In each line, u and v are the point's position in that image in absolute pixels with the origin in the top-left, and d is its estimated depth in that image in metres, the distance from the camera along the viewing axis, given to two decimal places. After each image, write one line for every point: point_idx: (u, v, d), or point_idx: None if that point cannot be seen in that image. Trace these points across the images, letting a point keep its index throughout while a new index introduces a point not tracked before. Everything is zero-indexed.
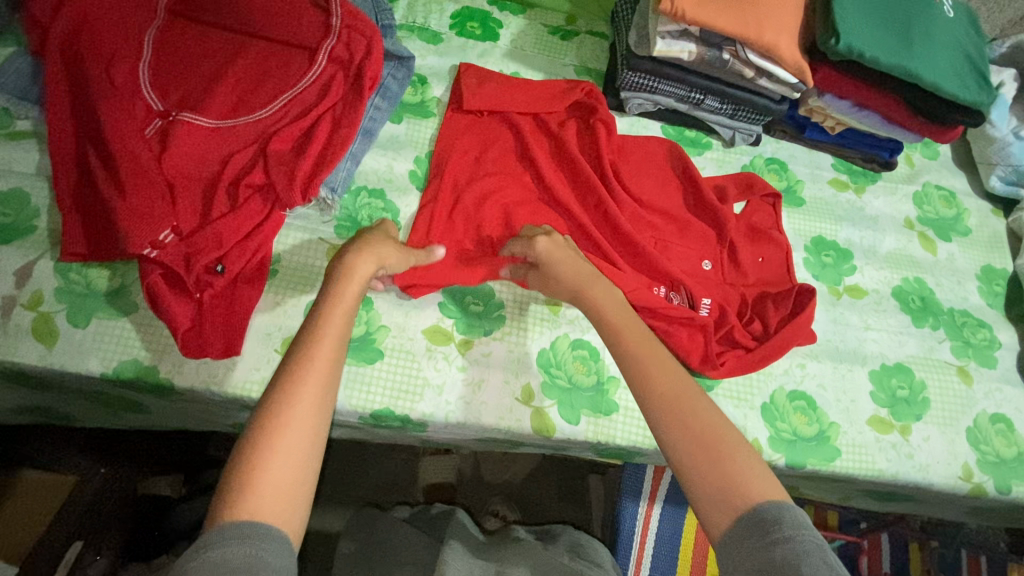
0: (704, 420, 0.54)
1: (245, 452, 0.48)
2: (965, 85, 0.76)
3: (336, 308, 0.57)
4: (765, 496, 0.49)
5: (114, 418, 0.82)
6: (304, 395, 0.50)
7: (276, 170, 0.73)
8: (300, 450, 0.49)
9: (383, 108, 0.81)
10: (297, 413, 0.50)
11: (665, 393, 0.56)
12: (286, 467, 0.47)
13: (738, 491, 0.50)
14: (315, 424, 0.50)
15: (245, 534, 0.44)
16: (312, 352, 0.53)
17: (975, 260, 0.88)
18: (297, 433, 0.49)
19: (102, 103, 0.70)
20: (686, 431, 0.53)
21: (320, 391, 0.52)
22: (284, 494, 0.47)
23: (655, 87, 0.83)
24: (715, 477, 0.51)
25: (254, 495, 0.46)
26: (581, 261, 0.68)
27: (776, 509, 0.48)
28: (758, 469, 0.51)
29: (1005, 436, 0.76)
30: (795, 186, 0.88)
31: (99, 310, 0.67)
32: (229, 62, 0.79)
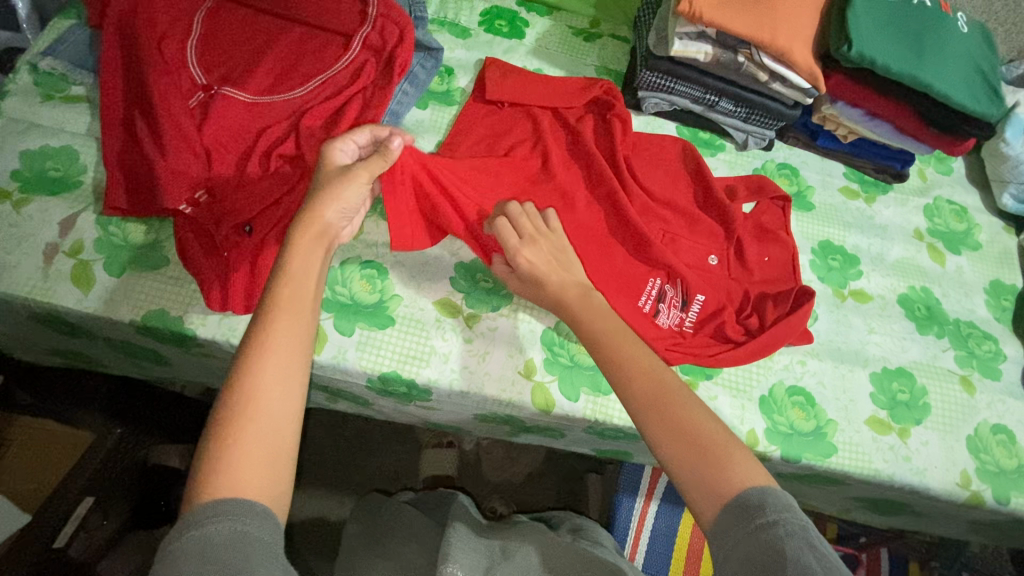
0: (687, 414, 0.54)
1: (215, 436, 0.47)
2: (976, 97, 0.78)
3: (291, 280, 0.55)
4: (750, 482, 0.49)
5: (138, 367, 0.86)
6: (272, 365, 0.50)
7: (307, 144, 0.77)
8: (278, 417, 0.48)
9: (411, 93, 0.85)
10: (267, 381, 0.49)
11: (650, 386, 0.56)
12: (264, 438, 0.47)
13: (721, 480, 0.50)
14: (288, 394, 0.49)
15: (229, 506, 0.43)
16: (271, 327, 0.51)
17: (984, 275, 0.89)
18: (273, 403, 0.48)
19: (152, 75, 0.75)
20: (669, 425, 0.53)
21: (288, 359, 0.51)
22: (260, 471, 0.46)
23: (672, 87, 0.86)
24: (699, 468, 0.51)
25: (234, 468, 0.45)
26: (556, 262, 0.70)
27: (760, 493, 0.48)
28: (741, 454, 0.51)
29: (1006, 447, 0.76)
30: (805, 191, 0.90)
31: (133, 262, 0.71)
32: (270, 44, 0.84)
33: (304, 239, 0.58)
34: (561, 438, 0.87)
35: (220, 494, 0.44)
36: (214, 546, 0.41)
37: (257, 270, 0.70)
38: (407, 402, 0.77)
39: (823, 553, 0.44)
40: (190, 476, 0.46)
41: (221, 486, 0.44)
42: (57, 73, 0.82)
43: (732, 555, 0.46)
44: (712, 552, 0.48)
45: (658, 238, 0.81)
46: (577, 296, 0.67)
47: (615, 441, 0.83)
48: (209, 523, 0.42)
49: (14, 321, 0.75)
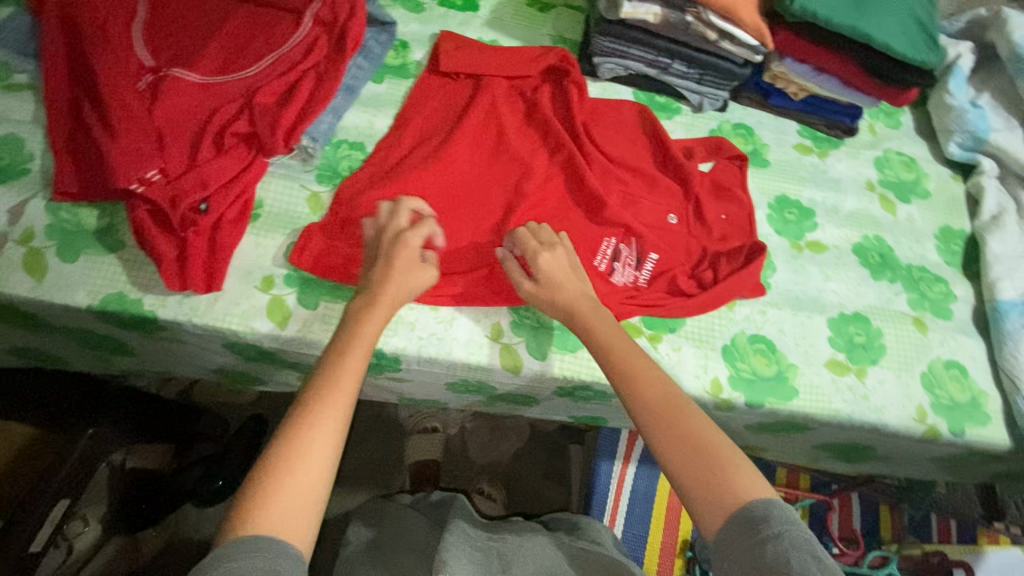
0: (697, 430, 0.55)
1: (263, 472, 0.51)
2: (915, 46, 0.80)
3: (359, 341, 0.60)
4: (754, 493, 0.51)
5: (105, 360, 0.85)
6: (327, 412, 0.54)
7: (261, 120, 0.76)
8: (320, 462, 0.52)
9: (365, 68, 0.85)
10: (321, 427, 0.53)
11: (660, 401, 0.58)
12: (308, 478, 0.51)
13: (725, 491, 0.52)
14: (329, 448, 0.53)
15: (262, 542, 0.46)
16: (331, 379, 0.56)
17: (934, 222, 0.92)
18: (312, 455, 0.52)
19: (96, 57, 0.74)
20: (677, 443, 0.55)
21: (333, 415, 0.54)
22: (297, 510, 0.49)
23: (626, 51, 0.87)
24: (705, 484, 0.52)
25: (267, 512, 0.48)
26: (576, 280, 0.69)
27: (764, 506, 0.49)
28: (744, 467, 0.53)
29: (959, 381, 0.80)
30: (760, 149, 0.92)
31: (87, 247, 0.70)
32: (219, 24, 0.83)
33: (375, 307, 0.63)
34: (536, 406, 0.88)
35: (256, 528, 0.47)
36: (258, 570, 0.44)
37: (216, 248, 0.69)
38: (377, 374, 0.77)
39: (825, 563, 0.46)
40: (235, 508, 0.50)
41: (253, 526, 0.47)
42: None
43: (738, 565, 0.48)
44: (714, 557, 0.51)
45: (614, 199, 0.82)
46: (588, 308, 0.67)
47: (589, 404, 0.85)
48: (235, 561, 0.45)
49: None
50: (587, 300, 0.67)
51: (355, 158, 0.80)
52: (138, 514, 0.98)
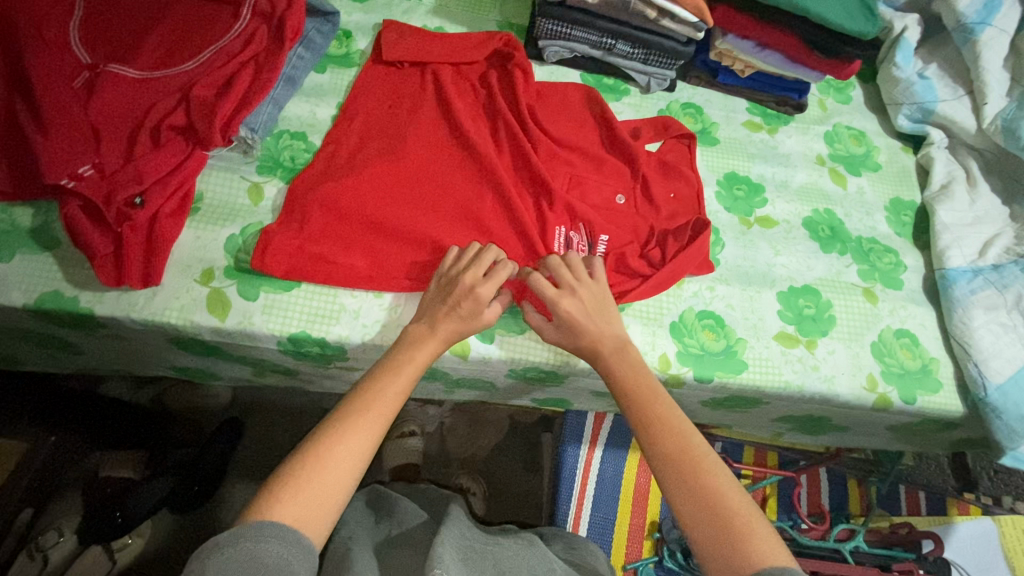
0: (712, 477, 0.54)
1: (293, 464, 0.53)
2: (852, 16, 0.81)
3: (411, 359, 0.63)
4: (770, 559, 0.49)
5: (56, 361, 0.85)
6: (363, 421, 0.56)
7: (198, 112, 0.75)
8: (346, 468, 0.53)
9: (307, 58, 0.85)
10: (356, 434, 0.55)
11: (677, 451, 0.56)
12: (333, 481, 0.52)
13: (739, 549, 0.50)
14: (355, 463, 0.54)
15: (273, 529, 0.47)
16: (378, 392, 0.59)
17: (884, 194, 0.92)
18: (340, 463, 0.53)
19: (27, 54, 0.73)
20: (694, 488, 0.54)
21: (370, 431, 0.56)
22: (316, 508, 0.51)
23: (569, 34, 0.87)
24: (717, 532, 0.51)
25: (287, 507, 0.50)
26: (601, 317, 0.68)
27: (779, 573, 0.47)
28: (763, 532, 0.51)
29: (909, 349, 0.80)
30: (709, 127, 0.92)
31: (23, 246, 0.69)
32: (158, 19, 0.82)
33: (433, 334, 0.65)
34: (494, 393, 0.88)
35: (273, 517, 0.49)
36: (263, 567, 0.45)
37: (153, 242, 0.69)
38: (327, 364, 0.77)
39: None
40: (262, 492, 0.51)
41: (271, 512, 0.49)
42: None
43: None
44: None
45: (561, 183, 0.82)
46: (611, 349, 0.66)
47: (545, 388, 0.85)
48: (243, 541, 0.46)
49: None
50: (611, 332, 0.67)
51: (298, 148, 0.80)
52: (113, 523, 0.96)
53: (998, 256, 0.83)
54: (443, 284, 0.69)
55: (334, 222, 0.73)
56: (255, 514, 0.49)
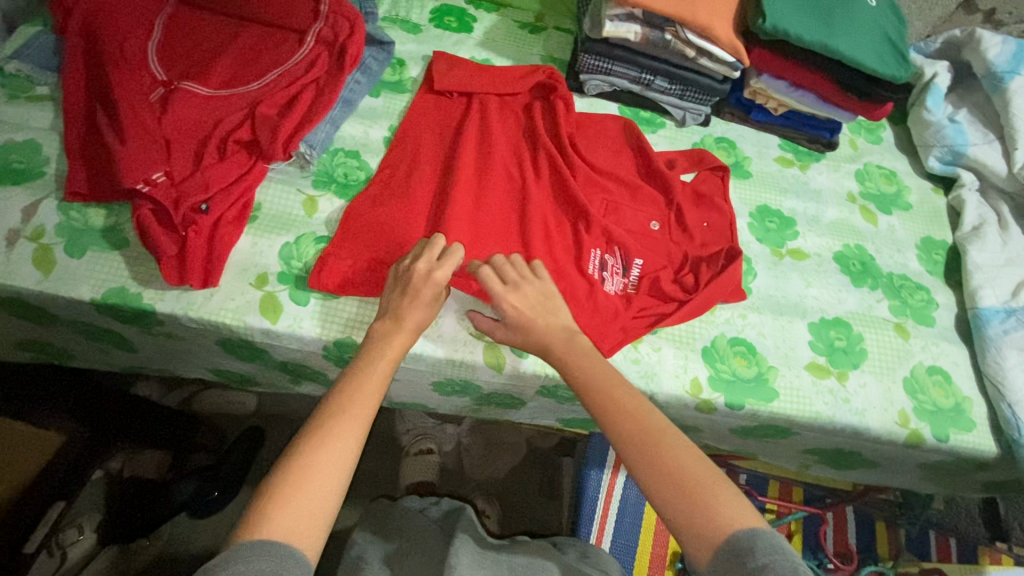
0: (674, 451, 0.53)
1: (276, 478, 0.50)
2: (885, 62, 0.85)
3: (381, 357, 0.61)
4: (739, 522, 0.48)
5: (107, 356, 0.89)
6: (344, 421, 0.54)
7: (262, 128, 0.81)
8: (334, 471, 0.51)
9: (363, 82, 0.90)
10: (338, 434, 0.53)
11: (636, 430, 0.55)
12: (320, 489, 0.49)
13: (712, 522, 0.48)
14: (343, 463, 0.52)
15: (267, 547, 0.45)
16: (353, 389, 0.57)
17: (915, 232, 0.94)
18: (327, 467, 0.51)
19: (113, 72, 0.79)
20: (654, 466, 0.53)
21: (350, 431, 0.54)
22: (309, 519, 0.48)
23: (610, 69, 0.91)
24: (689, 507, 0.50)
25: (279, 522, 0.47)
26: (548, 314, 0.67)
27: (749, 536, 0.47)
28: (727, 494, 0.50)
29: (942, 387, 0.80)
30: (742, 161, 0.95)
31: (93, 244, 0.74)
32: (228, 43, 0.88)
33: (396, 334, 0.64)
34: (523, 411, 0.89)
35: (265, 535, 0.46)
36: None
37: (214, 247, 0.73)
38: None
39: None
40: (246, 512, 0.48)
41: (261, 529, 0.46)
42: (23, 75, 0.86)
43: None
44: None
45: (598, 208, 0.85)
46: (563, 344, 0.65)
47: (574, 408, 0.86)
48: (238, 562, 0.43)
49: None
50: (563, 331, 0.67)
51: (351, 165, 0.85)
52: (132, 524, 1.00)
53: None
54: (398, 278, 0.69)
55: (383, 238, 0.77)
56: (242, 534, 0.46)
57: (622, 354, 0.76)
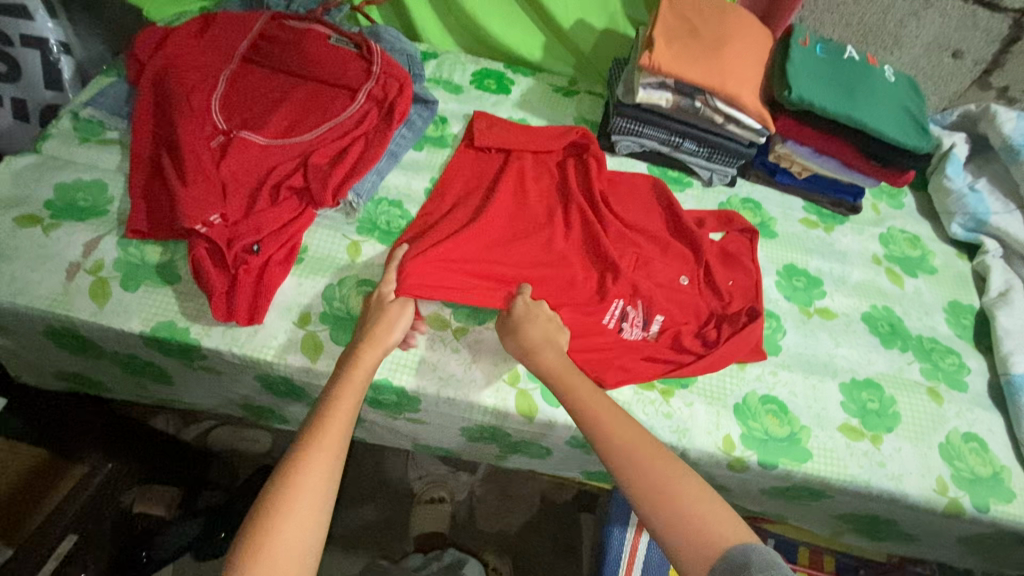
0: (668, 470, 0.56)
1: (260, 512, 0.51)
2: (906, 133, 0.89)
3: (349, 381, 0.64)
4: (730, 537, 0.50)
5: (141, 388, 0.91)
6: (321, 446, 0.56)
7: (314, 176, 0.85)
8: (316, 498, 0.53)
9: (408, 137, 0.96)
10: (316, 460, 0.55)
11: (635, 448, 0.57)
12: (304, 518, 0.52)
13: (705, 539, 0.51)
14: (323, 489, 0.54)
15: None
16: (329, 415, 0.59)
17: (942, 296, 0.94)
18: (311, 494, 0.53)
19: (179, 121, 0.85)
20: (647, 483, 0.55)
21: (328, 458, 0.56)
22: (296, 550, 0.50)
23: (641, 131, 0.96)
24: (684, 523, 0.52)
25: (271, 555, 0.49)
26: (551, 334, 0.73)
27: (744, 552, 0.49)
28: (719, 510, 0.53)
29: (979, 455, 0.78)
30: (768, 221, 0.98)
31: (147, 279, 0.78)
32: (285, 96, 0.95)
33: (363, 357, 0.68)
34: (548, 461, 0.89)
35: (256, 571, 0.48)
36: None
37: (263, 285, 0.76)
38: (396, 414, 0.80)
39: None
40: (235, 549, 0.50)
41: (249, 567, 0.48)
42: (95, 120, 0.93)
43: None
44: None
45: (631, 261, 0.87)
46: (559, 365, 0.69)
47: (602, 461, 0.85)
48: None
49: (27, 339, 0.80)
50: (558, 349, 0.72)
51: (394, 214, 0.89)
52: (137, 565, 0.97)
53: None
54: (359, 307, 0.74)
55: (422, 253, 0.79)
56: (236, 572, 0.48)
57: (654, 407, 0.76)
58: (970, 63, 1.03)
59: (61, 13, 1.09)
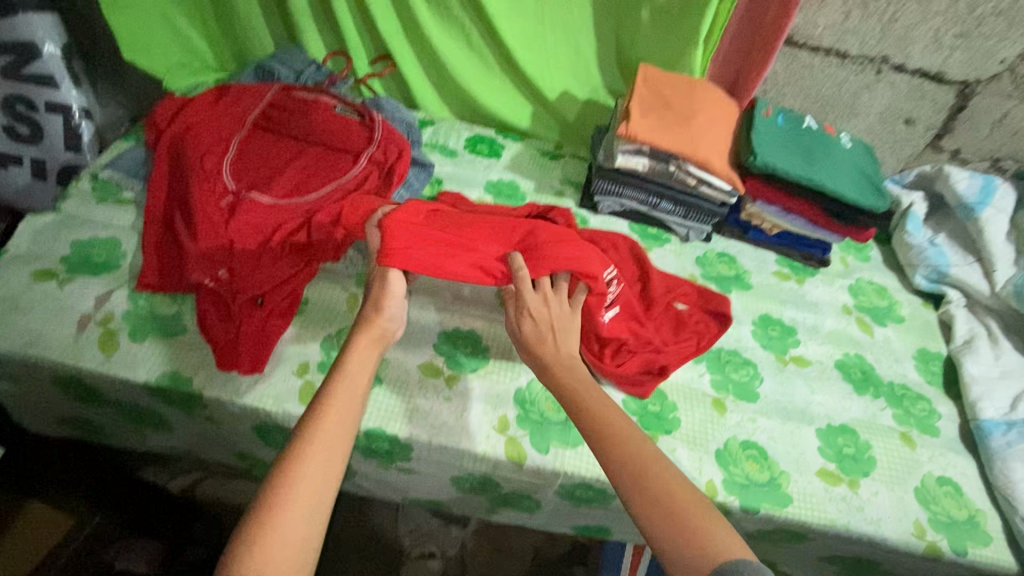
0: (671, 483, 0.53)
1: (256, 507, 0.48)
2: (864, 194, 0.97)
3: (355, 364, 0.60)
4: (727, 550, 0.48)
5: (139, 437, 0.93)
6: (325, 434, 0.53)
7: (317, 234, 0.91)
8: (317, 489, 0.50)
9: (406, 197, 1.03)
10: (319, 451, 0.52)
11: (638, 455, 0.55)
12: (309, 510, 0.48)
13: (701, 549, 0.48)
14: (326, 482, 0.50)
15: None
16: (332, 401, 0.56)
17: (910, 344, 1.00)
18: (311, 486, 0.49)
19: (193, 182, 0.92)
20: (647, 489, 0.52)
21: (330, 453, 0.52)
22: (295, 551, 0.46)
23: (621, 192, 1.04)
24: (676, 539, 0.49)
25: (255, 573, 0.44)
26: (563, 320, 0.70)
27: (736, 566, 0.46)
28: (718, 522, 0.50)
29: (954, 498, 0.81)
30: (743, 274, 1.04)
31: (155, 331, 0.82)
32: (292, 160, 1.02)
33: (365, 338, 0.64)
34: (538, 511, 0.90)
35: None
36: None
37: (265, 337, 0.81)
38: (388, 462, 0.83)
39: None
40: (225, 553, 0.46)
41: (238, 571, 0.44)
42: (113, 182, 1.00)
43: None
44: None
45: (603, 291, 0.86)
46: (563, 365, 0.65)
47: (590, 511, 0.86)
48: None
49: (33, 388, 0.83)
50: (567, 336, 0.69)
51: None
52: None
53: None
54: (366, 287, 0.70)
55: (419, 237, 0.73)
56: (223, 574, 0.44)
57: None
58: (922, 129, 1.13)
59: (85, 82, 1.17)
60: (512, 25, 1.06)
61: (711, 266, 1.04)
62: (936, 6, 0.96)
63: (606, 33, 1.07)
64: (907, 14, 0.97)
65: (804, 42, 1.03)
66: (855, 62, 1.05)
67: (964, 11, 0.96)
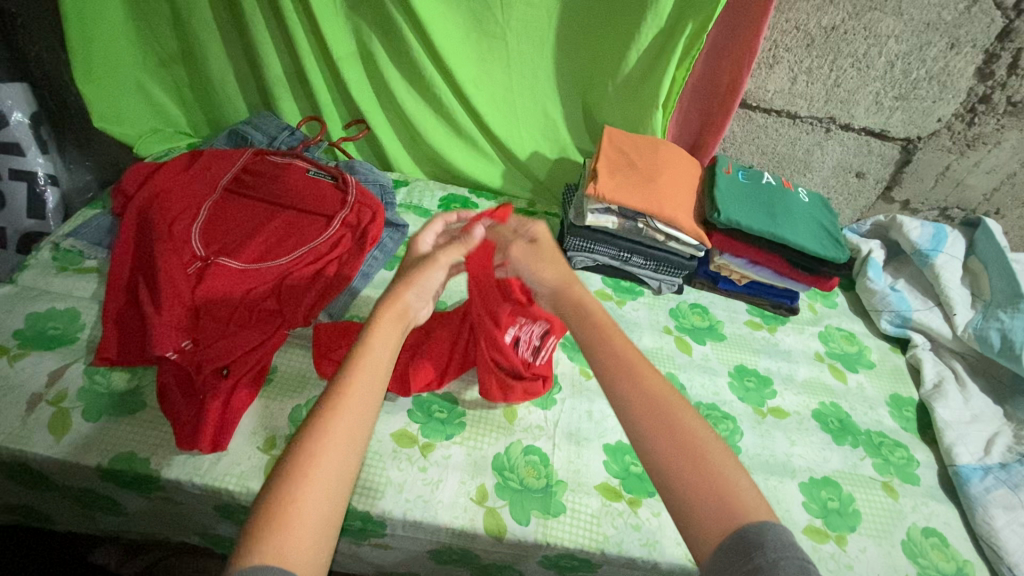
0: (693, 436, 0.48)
1: (277, 481, 0.43)
2: (824, 246, 1.00)
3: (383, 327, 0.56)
4: (752, 512, 0.43)
5: (92, 521, 0.87)
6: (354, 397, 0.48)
7: (288, 302, 0.91)
8: (344, 458, 0.45)
9: (379, 258, 1.04)
10: (345, 419, 0.47)
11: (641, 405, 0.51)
12: (330, 477, 0.44)
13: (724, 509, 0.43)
14: (351, 452, 0.46)
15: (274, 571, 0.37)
16: (358, 364, 0.51)
17: (883, 390, 1.01)
18: (335, 449, 0.45)
19: (158, 248, 0.88)
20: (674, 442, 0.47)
21: (357, 422, 0.47)
22: (321, 528, 0.42)
23: (593, 248, 1.06)
24: (705, 500, 0.44)
25: (280, 550, 0.39)
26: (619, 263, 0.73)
27: (760, 530, 0.41)
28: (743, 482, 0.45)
29: (940, 550, 0.80)
30: (715, 324, 1.06)
31: (111, 408, 0.78)
32: (264, 223, 1.00)
33: (386, 312, 0.58)
34: None
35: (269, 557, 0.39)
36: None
37: (231, 412, 0.77)
38: (361, 540, 0.78)
39: None
40: (242, 530, 0.41)
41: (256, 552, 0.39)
42: (75, 250, 0.97)
43: None
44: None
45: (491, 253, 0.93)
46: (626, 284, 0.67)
47: None
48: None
49: None
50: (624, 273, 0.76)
51: None
52: None
53: (1001, 454, 0.90)
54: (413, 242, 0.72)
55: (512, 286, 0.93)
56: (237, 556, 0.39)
57: (622, 519, 0.76)
58: (872, 182, 1.20)
59: (53, 150, 1.15)
60: (480, 92, 1.10)
61: (685, 318, 1.06)
62: (873, 72, 1.02)
63: (573, 98, 1.12)
64: (848, 79, 1.04)
65: (757, 104, 1.10)
66: (805, 122, 1.11)
67: (900, 77, 1.02)
